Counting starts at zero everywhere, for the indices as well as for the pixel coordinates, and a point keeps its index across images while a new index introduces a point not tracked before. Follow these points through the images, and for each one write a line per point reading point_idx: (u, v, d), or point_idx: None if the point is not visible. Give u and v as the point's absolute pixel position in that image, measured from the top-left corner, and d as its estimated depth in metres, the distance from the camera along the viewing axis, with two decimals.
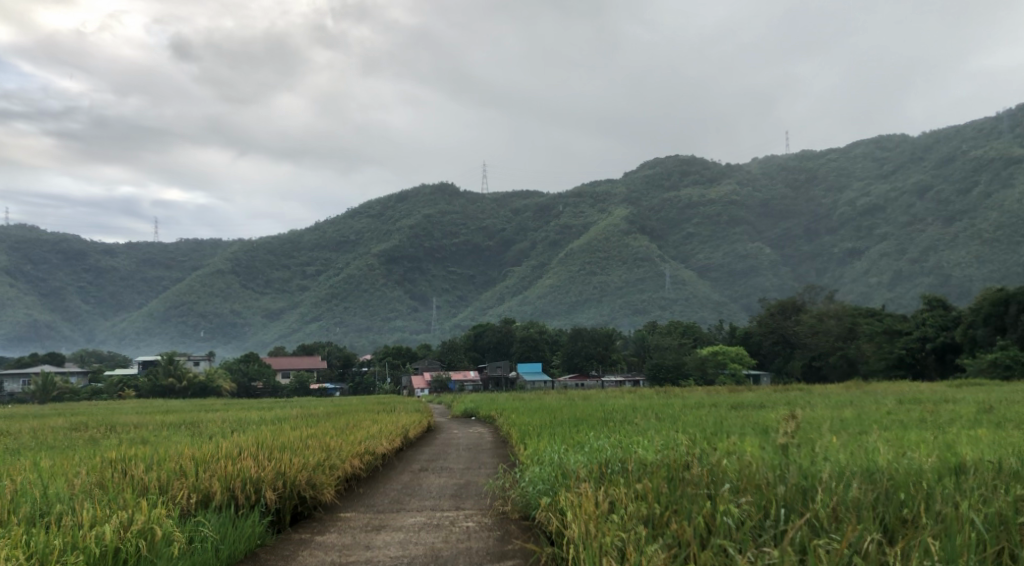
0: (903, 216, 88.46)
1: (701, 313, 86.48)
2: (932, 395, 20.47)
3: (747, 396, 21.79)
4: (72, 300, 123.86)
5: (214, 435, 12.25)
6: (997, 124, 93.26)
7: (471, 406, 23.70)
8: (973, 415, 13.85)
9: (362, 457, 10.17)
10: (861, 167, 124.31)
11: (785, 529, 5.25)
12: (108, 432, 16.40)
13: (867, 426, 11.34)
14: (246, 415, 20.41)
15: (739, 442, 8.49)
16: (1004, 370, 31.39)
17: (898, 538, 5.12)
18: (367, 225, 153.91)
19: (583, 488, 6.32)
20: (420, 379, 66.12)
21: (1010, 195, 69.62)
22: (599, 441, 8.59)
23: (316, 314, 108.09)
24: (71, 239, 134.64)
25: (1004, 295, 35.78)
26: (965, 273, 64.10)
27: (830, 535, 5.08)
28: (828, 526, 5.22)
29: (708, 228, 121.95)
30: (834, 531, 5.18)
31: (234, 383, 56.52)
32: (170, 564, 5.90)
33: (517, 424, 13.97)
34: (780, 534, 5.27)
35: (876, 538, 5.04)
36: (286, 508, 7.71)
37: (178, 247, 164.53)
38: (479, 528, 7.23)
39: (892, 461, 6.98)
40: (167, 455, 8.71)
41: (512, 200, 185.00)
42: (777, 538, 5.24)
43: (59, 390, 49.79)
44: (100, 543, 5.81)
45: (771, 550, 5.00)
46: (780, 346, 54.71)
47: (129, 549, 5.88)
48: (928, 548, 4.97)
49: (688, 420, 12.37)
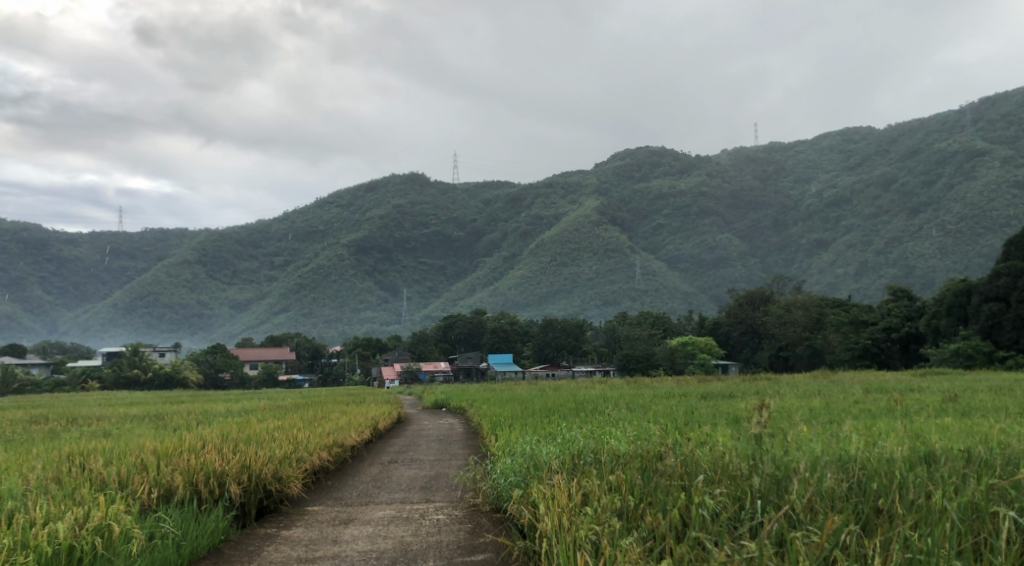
0: (869, 208, 89.46)
1: (670, 304, 86.95)
2: (899, 385, 20.59)
3: (718, 386, 21.83)
4: (35, 291, 121.77)
5: (179, 428, 11.99)
6: (960, 117, 94.54)
7: (442, 396, 23.68)
8: (940, 404, 13.97)
9: (330, 450, 10.00)
10: (828, 159, 125.57)
11: (761, 524, 5.17)
12: (68, 425, 16.08)
13: (838, 416, 11.36)
14: (212, 406, 20.12)
15: (711, 432, 8.41)
16: (966, 359, 31.83)
17: (871, 528, 5.07)
18: (337, 215, 152.81)
19: (555, 480, 6.21)
20: (390, 370, 65.84)
21: (973, 187, 70.64)
22: (570, 432, 8.47)
23: (285, 306, 107.28)
24: (33, 228, 132.32)
25: (967, 285, 36.21)
26: (928, 264, 65.00)
27: (808, 526, 5.01)
28: (804, 518, 5.15)
29: (678, 219, 122.57)
30: (811, 523, 5.12)
31: (201, 374, 55.91)
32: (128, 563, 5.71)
33: (488, 414, 13.87)
34: (755, 527, 5.20)
35: (851, 531, 4.99)
36: (251, 501, 7.52)
37: (144, 238, 162.44)
38: (449, 520, 7.10)
39: (864, 451, 6.93)
40: (129, 448, 8.48)
41: (482, 190, 184.46)
42: (753, 530, 5.18)
43: (20, 381, 48.95)
44: (53, 542, 5.61)
45: (747, 544, 4.93)
46: (749, 337, 55.18)
47: (84, 547, 5.67)
48: (907, 538, 4.94)
49: (659, 410, 12.34)
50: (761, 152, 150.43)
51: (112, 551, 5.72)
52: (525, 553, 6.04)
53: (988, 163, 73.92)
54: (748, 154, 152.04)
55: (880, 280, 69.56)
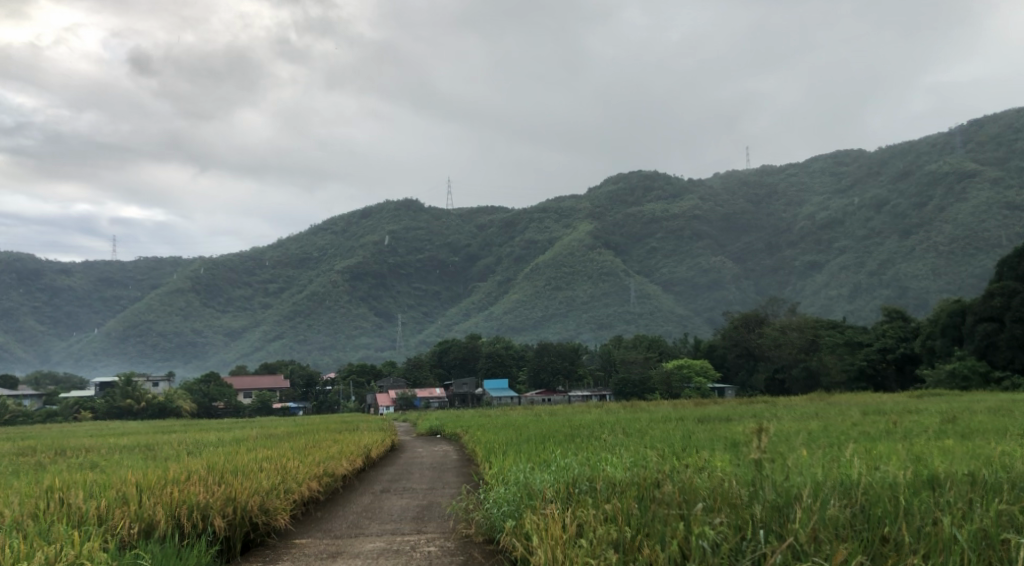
0: (861, 229, 89.62)
1: (665, 327, 86.82)
2: (894, 406, 20.42)
3: (714, 409, 21.61)
4: (27, 320, 121.19)
5: (167, 458, 11.68)
6: (950, 139, 95.01)
7: (436, 423, 23.46)
8: (941, 426, 13.74)
9: (320, 479, 9.76)
10: (819, 181, 126.00)
11: (763, 556, 4.96)
12: (56, 457, 15.79)
13: (836, 439, 11.15)
14: (203, 436, 19.78)
15: (710, 458, 8.20)
16: (962, 380, 31.68)
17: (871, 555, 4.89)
18: (330, 241, 152.75)
19: (548, 510, 6.01)
20: (384, 396, 65.43)
21: (964, 209, 70.84)
22: (566, 459, 8.27)
23: (279, 333, 106.90)
24: (26, 258, 131.78)
25: (961, 306, 36.13)
26: (922, 285, 65.06)
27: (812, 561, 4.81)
28: (809, 549, 4.94)
29: (671, 242, 122.82)
30: (816, 555, 4.91)
31: (194, 404, 55.44)
32: None
33: (482, 441, 13.63)
34: (756, 559, 4.99)
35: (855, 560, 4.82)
36: (236, 535, 7.28)
37: (137, 266, 162.05)
38: (440, 553, 6.87)
39: (867, 475, 6.73)
40: (109, 481, 8.22)
41: (476, 215, 184.58)
42: (753, 563, 4.98)
43: (12, 413, 48.38)
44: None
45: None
46: (744, 359, 54.97)
47: None
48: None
49: (655, 434, 12.17)
50: (753, 176, 150.98)
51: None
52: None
53: (978, 185, 74.15)
54: (740, 177, 152.59)
55: (874, 302, 69.52)
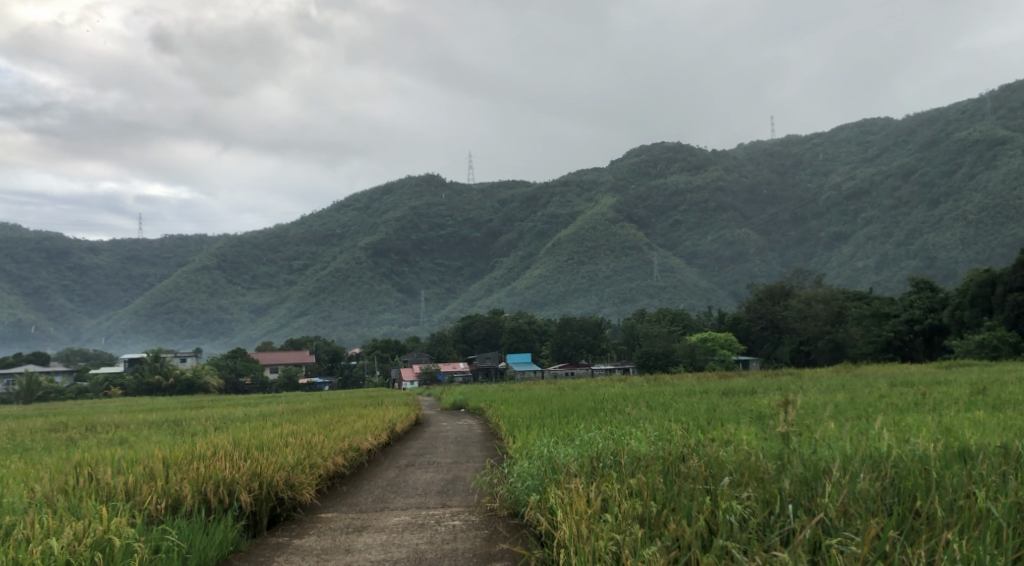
0: (888, 199, 88.38)
1: (689, 300, 86.42)
2: (922, 378, 20.15)
3: (738, 381, 21.46)
4: (57, 298, 122.84)
5: (195, 434, 11.76)
6: (980, 106, 93.21)
7: (461, 398, 23.51)
8: (970, 397, 13.58)
9: (345, 453, 9.78)
10: (845, 151, 124.26)
11: (793, 531, 4.89)
12: (84, 432, 16.00)
13: (864, 411, 11.04)
14: (228, 410, 19.96)
15: (736, 431, 8.11)
16: (991, 350, 31.24)
17: (903, 528, 4.81)
18: (353, 217, 153.24)
19: (573, 484, 5.97)
20: (409, 371, 65.79)
21: (994, 177, 69.72)
22: (589, 433, 8.21)
23: (303, 309, 107.69)
24: (54, 237, 133.35)
25: (991, 275, 35.57)
26: (950, 255, 64.28)
27: (845, 535, 4.76)
28: (839, 524, 4.87)
29: (695, 215, 121.96)
30: (847, 529, 4.85)
31: (222, 380, 56.06)
32: None
33: (506, 414, 13.61)
34: (786, 534, 4.92)
35: (888, 532, 4.76)
36: (262, 510, 7.31)
37: (163, 244, 163.46)
38: (465, 526, 6.86)
39: (896, 447, 6.65)
40: (136, 457, 8.28)
41: (498, 190, 184.14)
42: (781, 536, 4.91)
43: (44, 390, 49.15)
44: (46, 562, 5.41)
45: (780, 552, 4.66)
46: (770, 331, 54.66)
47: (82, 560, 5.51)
48: (951, 547, 4.69)
49: (679, 407, 12.11)
50: (778, 146, 149.28)
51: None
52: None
53: (1008, 152, 72.74)
54: (765, 148, 150.95)
55: (901, 272, 68.70)
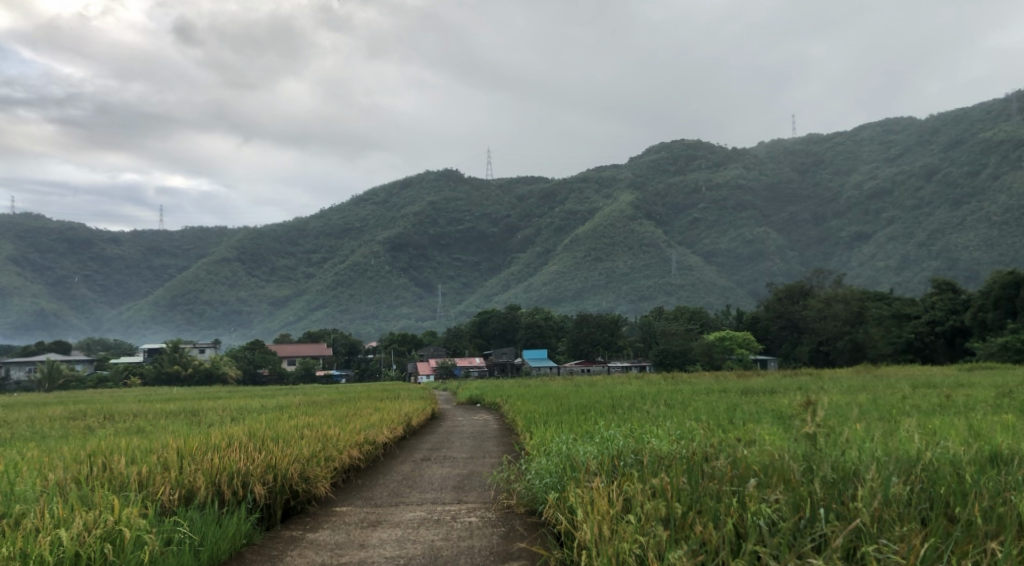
0: (911, 199, 87.50)
1: (708, 299, 85.97)
2: (943, 380, 19.88)
3: (757, 380, 21.18)
4: (79, 288, 124.02)
5: (211, 424, 11.72)
6: (1005, 106, 92.18)
7: (476, 392, 23.48)
8: (993, 399, 13.35)
9: (361, 447, 9.67)
10: (867, 150, 123.16)
11: (824, 537, 4.73)
12: (103, 421, 16.01)
13: (886, 412, 10.84)
14: (247, 402, 19.98)
15: (759, 430, 7.94)
16: (1015, 353, 30.76)
17: (933, 536, 4.67)
18: (372, 212, 153.60)
19: (593, 483, 5.80)
20: (425, 366, 65.98)
21: (1018, 178, 68.86)
22: (609, 430, 8.05)
23: (322, 302, 108.02)
24: (77, 227, 134.54)
25: (1015, 277, 35.03)
26: (972, 256, 63.58)
27: (884, 543, 4.57)
28: (875, 531, 4.69)
29: (714, 213, 121.32)
30: (884, 537, 4.66)
31: (240, 370, 56.27)
32: None
33: (523, 410, 13.49)
34: (819, 541, 4.72)
35: (928, 540, 4.59)
36: (277, 503, 7.20)
37: (183, 236, 164.36)
38: (481, 523, 6.72)
39: (928, 449, 6.46)
40: (150, 447, 8.20)
41: (517, 185, 184.03)
42: (812, 542, 4.74)
43: (65, 378, 49.58)
44: (56, 553, 5.33)
45: (811, 560, 4.50)
46: (788, 331, 54.23)
47: (92, 555, 5.41)
48: (991, 556, 4.55)
49: (698, 406, 11.95)
50: (799, 144, 148.17)
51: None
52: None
53: None
54: (786, 146, 149.79)
55: (922, 274, 67.96)
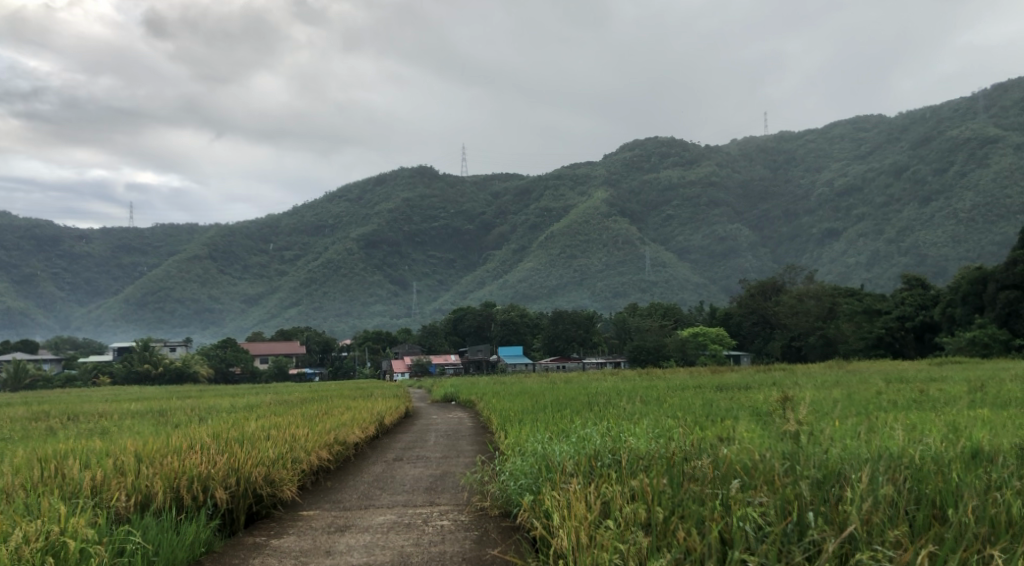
0: (881, 196, 88.13)
1: (681, 295, 86.23)
2: (918, 374, 19.88)
3: (732, 377, 21.01)
4: (46, 287, 122.11)
5: (179, 424, 11.38)
6: (973, 104, 93.12)
7: (452, 389, 23.28)
8: (969, 394, 13.28)
9: (331, 448, 9.35)
10: (838, 148, 124.08)
11: (816, 545, 4.49)
12: (66, 423, 15.50)
13: (864, 408, 10.65)
14: (218, 401, 19.60)
15: (737, 427, 7.73)
16: (983, 348, 30.99)
17: (926, 541, 4.49)
18: (346, 208, 152.71)
19: (569, 484, 5.58)
20: (400, 363, 65.57)
21: (985, 175, 69.60)
22: (585, 429, 7.79)
23: (294, 300, 107.06)
24: (45, 224, 132.49)
25: (982, 273, 35.26)
26: (940, 253, 64.28)
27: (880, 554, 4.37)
28: (871, 540, 4.48)
29: (686, 210, 121.93)
30: (882, 552, 4.41)
31: (211, 369, 55.54)
32: None
33: (498, 407, 13.25)
34: (812, 550, 4.48)
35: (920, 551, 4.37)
36: (240, 508, 6.88)
37: (153, 233, 162.47)
38: (453, 527, 6.46)
39: (909, 447, 6.26)
40: (106, 450, 7.83)
41: (492, 183, 183.90)
42: (803, 555, 4.48)
43: (32, 377, 48.60)
44: None
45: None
46: (761, 327, 54.49)
47: None
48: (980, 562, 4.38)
49: (674, 401, 11.81)
50: (772, 143, 148.80)
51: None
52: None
53: (1001, 150, 72.45)
54: (758, 144, 150.37)
55: (892, 270, 68.60)
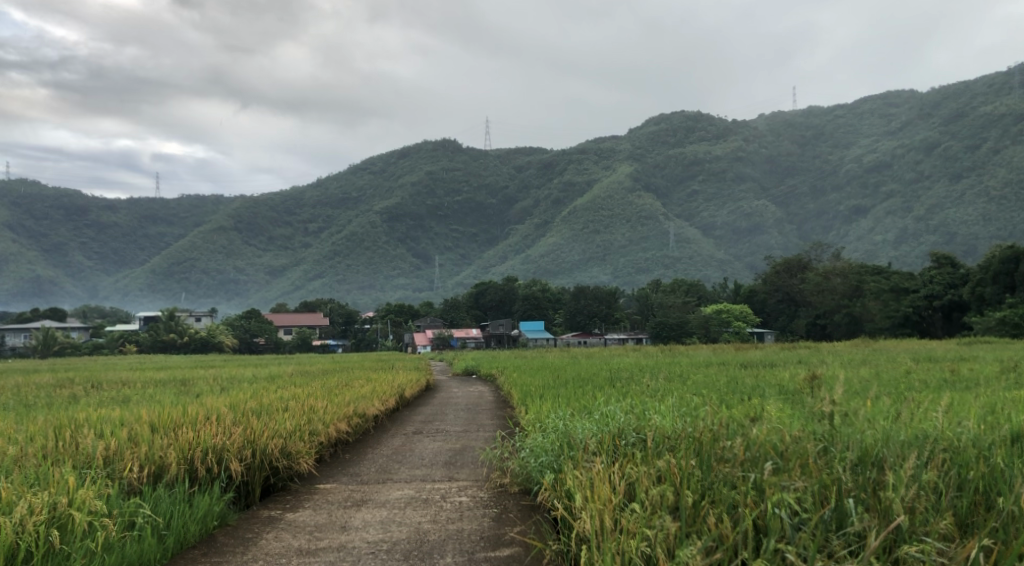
0: (910, 173, 86.74)
1: (705, 271, 85.59)
2: (947, 353, 19.49)
3: (755, 354, 20.70)
4: (75, 255, 123.18)
5: (201, 394, 11.25)
6: (1008, 79, 91.23)
7: (472, 363, 23.20)
8: (1000, 374, 12.95)
9: (349, 420, 9.18)
10: (868, 124, 122.35)
11: (857, 538, 4.28)
12: (87, 390, 15.54)
13: (896, 388, 10.33)
14: (242, 370, 19.71)
15: (764, 407, 7.47)
16: (1012, 328, 30.41)
17: (981, 540, 4.21)
18: (369, 181, 152.71)
19: (592, 464, 5.37)
20: (422, 336, 65.71)
21: (1018, 151, 68.24)
22: (608, 406, 7.55)
23: (318, 272, 107.47)
24: (73, 194, 133.44)
25: (1014, 251, 34.50)
26: (970, 231, 63.26)
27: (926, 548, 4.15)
28: (916, 531, 4.27)
29: (712, 186, 120.83)
30: (925, 543, 4.19)
31: (236, 340, 55.90)
32: (83, 562, 4.97)
33: (519, 382, 13.05)
34: (850, 544, 4.25)
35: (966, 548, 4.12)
36: (255, 481, 6.73)
37: (179, 203, 163.40)
38: (474, 504, 6.27)
39: (946, 430, 6.00)
40: (122, 419, 7.72)
41: (516, 157, 183.22)
42: (837, 547, 4.25)
43: (60, 345, 49.05)
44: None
45: (845, 563, 4.09)
46: (785, 305, 53.94)
47: (32, 543, 4.95)
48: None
49: (698, 379, 11.56)
50: (799, 117, 146.86)
51: (79, 557, 4.99)
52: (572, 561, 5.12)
53: None
54: (785, 119, 148.52)
55: (921, 248, 67.61)
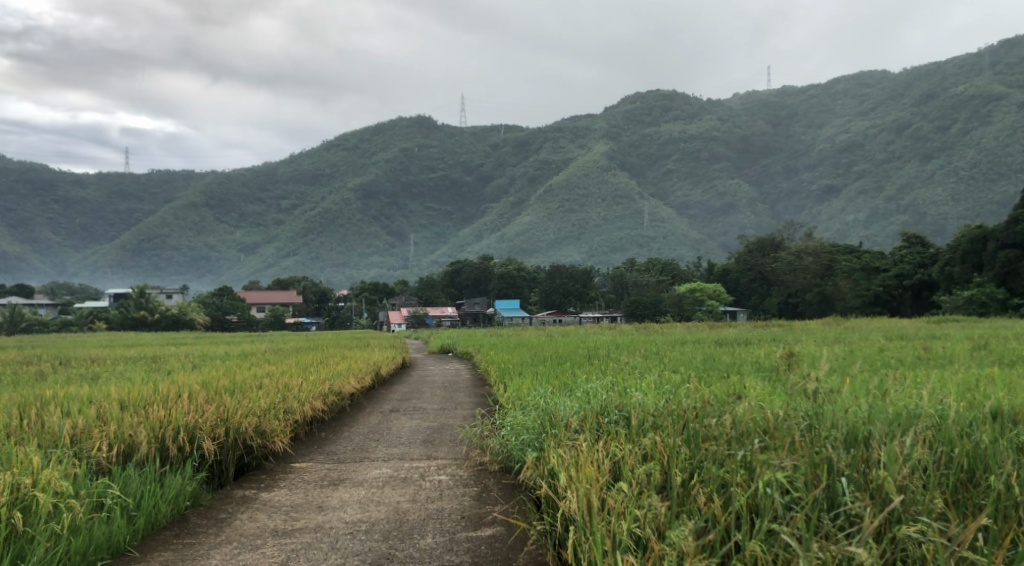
0: (882, 153, 87.28)
1: (679, 250, 85.80)
2: (918, 331, 19.54)
3: (729, 333, 20.60)
4: (42, 232, 121.15)
5: (168, 372, 11.00)
6: (978, 61, 91.97)
7: (447, 341, 23.04)
8: (974, 352, 12.95)
9: (325, 398, 9.00)
10: (841, 104, 122.98)
11: (850, 519, 4.22)
12: (53, 367, 15.19)
13: (872, 365, 10.25)
14: (213, 348, 19.35)
15: (744, 383, 7.41)
16: (979, 307, 30.70)
17: (977, 525, 4.13)
18: (343, 157, 151.45)
19: (576, 443, 5.27)
20: (397, 314, 65.43)
21: (987, 132, 68.90)
22: (589, 383, 7.46)
23: (291, 249, 106.61)
24: (40, 170, 131.08)
25: (983, 232, 34.76)
26: (939, 211, 63.85)
27: (918, 527, 4.10)
28: (910, 513, 4.20)
29: (686, 165, 121.08)
30: (914, 522, 4.14)
31: (208, 317, 55.28)
32: (48, 544, 4.80)
33: (496, 361, 12.91)
34: (840, 528, 4.17)
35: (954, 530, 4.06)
36: (229, 459, 6.55)
37: (149, 179, 161.13)
38: (452, 483, 6.15)
39: (930, 406, 5.92)
40: (90, 397, 7.51)
41: (492, 135, 182.49)
42: (822, 530, 4.17)
43: (28, 321, 48.25)
44: None
45: (839, 544, 4.02)
46: (758, 284, 54.22)
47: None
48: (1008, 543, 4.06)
49: (676, 357, 11.47)
50: (773, 97, 147.32)
51: (46, 541, 4.82)
52: (557, 541, 4.99)
53: (1005, 108, 71.68)
54: (760, 99, 149.09)
55: (891, 228, 68.25)
